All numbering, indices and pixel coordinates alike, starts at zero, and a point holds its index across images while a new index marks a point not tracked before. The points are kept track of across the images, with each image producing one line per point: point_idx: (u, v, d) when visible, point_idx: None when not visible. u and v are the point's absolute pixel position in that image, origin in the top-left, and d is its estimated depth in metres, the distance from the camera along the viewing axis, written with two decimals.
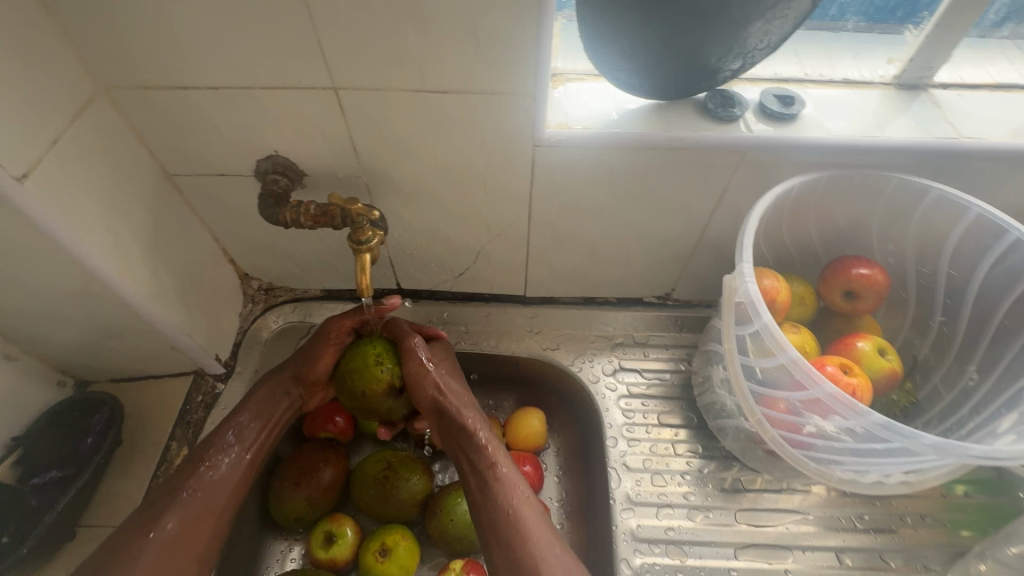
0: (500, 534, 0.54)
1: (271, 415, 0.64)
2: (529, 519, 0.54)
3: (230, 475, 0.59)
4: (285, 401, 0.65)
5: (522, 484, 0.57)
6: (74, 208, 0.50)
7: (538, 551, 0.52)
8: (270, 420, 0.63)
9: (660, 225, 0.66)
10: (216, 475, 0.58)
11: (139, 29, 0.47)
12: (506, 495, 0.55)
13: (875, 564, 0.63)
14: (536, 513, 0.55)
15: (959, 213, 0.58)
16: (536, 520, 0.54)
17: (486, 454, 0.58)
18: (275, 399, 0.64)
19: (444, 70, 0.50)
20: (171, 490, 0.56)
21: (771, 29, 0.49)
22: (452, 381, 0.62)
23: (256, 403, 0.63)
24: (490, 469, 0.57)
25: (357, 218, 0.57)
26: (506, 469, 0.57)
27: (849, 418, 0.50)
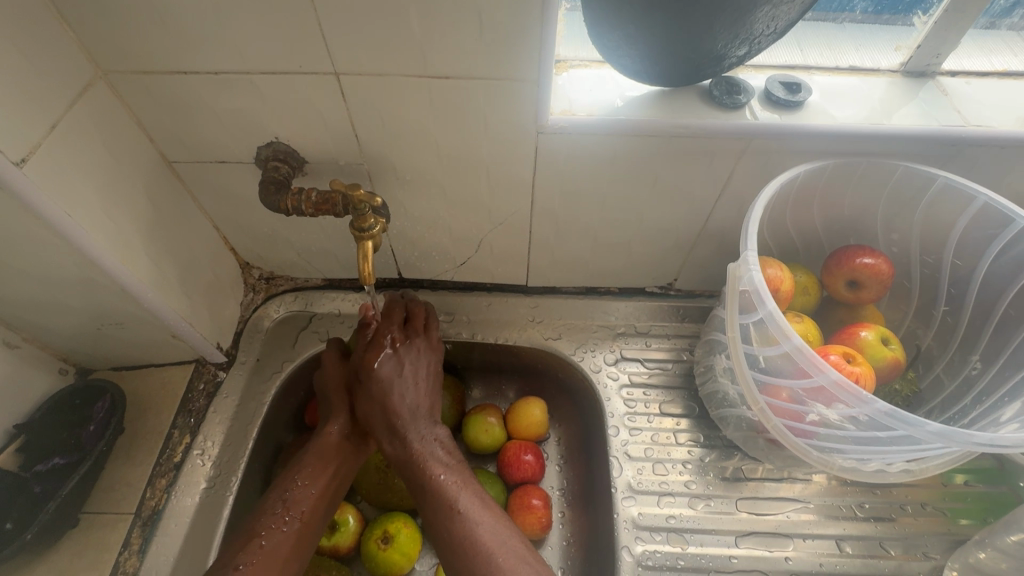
0: (451, 553, 0.52)
1: (325, 465, 0.61)
2: (481, 536, 0.52)
3: (287, 538, 0.55)
4: (339, 442, 0.62)
5: (470, 495, 0.56)
6: (74, 194, 0.49)
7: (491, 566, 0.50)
8: (324, 470, 0.60)
9: (663, 214, 0.65)
10: (273, 542, 0.54)
11: (137, 12, 0.47)
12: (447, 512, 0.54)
13: (875, 552, 0.63)
14: (487, 527, 0.53)
15: (965, 201, 0.58)
16: (488, 534, 0.53)
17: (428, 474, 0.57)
18: (324, 446, 0.61)
19: (448, 54, 0.49)
20: (224, 566, 0.52)
21: (779, 14, 0.49)
22: (399, 381, 0.61)
23: (306, 460, 0.60)
24: (438, 510, 0.55)
25: (359, 205, 0.56)
26: (459, 506, 0.54)
27: (852, 406, 0.50)
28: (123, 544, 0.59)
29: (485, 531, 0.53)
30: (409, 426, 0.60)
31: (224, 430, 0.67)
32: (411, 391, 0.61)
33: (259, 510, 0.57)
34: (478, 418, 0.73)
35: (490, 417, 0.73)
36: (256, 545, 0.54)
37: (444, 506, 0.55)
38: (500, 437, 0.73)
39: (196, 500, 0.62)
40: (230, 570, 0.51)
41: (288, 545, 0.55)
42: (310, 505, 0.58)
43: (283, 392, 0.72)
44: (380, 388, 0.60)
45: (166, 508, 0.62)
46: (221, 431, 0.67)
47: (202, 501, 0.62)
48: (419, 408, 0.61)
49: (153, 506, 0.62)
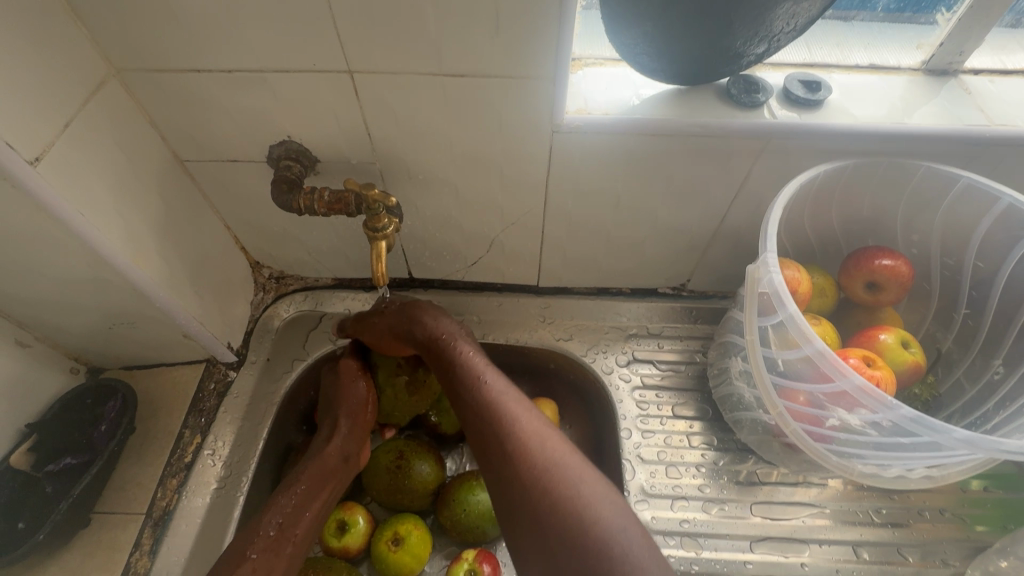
0: (478, 420, 0.54)
1: (324, 487, 0.59)
2: (508, 402, 0.55)
3: (281, 561, 0.53)
4: (337, 463, 0.61)
5: (518, 405, 0.55)
6: (87, 193, 0.49)
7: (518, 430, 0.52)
8: (323, 494, 0.59)
9: (677, 214, 0.64)
10: (269, 564, 0.53)
11: (151, 10, 0.46)
12: (473, 384, 0.56)
13: (891, 559, 0.62)
14: (513, 397, 0.55)
15: (988, 202, 0.57)
16: (540, 442, 0.51)
17: (475, 388, 0.56)
18: (325, 467, 0.60)
19: (463, 52, 0.48)
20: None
21: (799, 11, 0.48)
22: (436, 321, 0.62)
23: (306, 479, 0.59)
24: (465, 383, 0.56)
25: (373, 205, 0.55)
26: (485, 378, 0.56)
27: (876, 412, 0.49)
28: (134, 544, 0.59)
29: (510, 400, 0.55)
30: (433, 321, 0.61)
31: (234, 430, 0.66)
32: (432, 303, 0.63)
33: (253, 533, 0.54)
34: None
35: None
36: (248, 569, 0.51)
37: (493, 418, 0.54)
38: None
39: (206, 500, 0.62)
40: None
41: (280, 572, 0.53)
42: (305, 528, 0.57)
43: (293, 391, 0.71)
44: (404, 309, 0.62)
45: (177, 508, 0.61)
46: (232, 431, 0.66)
47: (213, 501, 0.62)
48: (442, 313, 0.63)
49: (163, 507, 0.61)
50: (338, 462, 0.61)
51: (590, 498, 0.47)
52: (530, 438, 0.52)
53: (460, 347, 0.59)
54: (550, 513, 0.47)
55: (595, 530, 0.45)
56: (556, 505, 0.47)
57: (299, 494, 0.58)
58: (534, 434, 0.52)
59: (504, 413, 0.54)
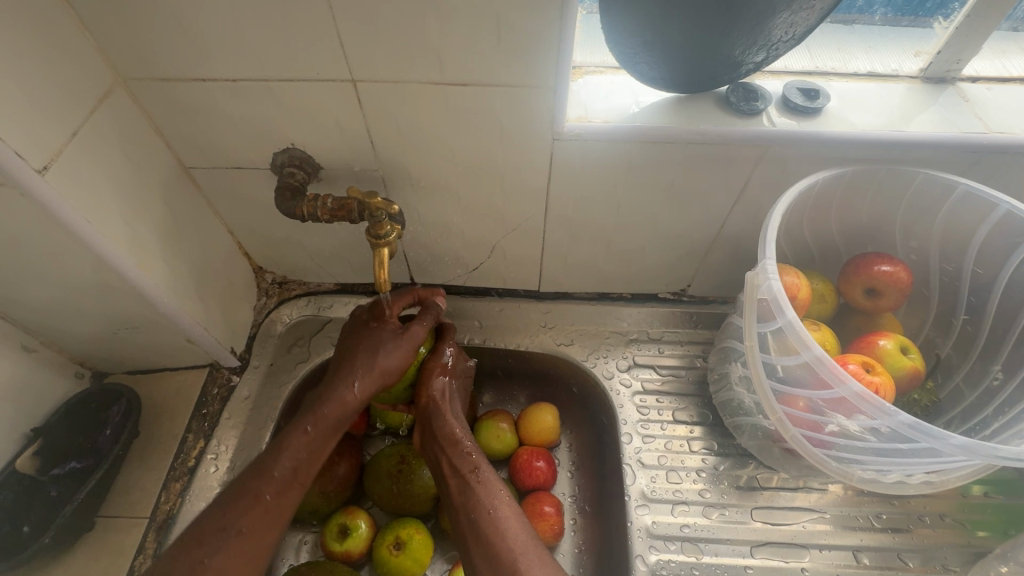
0: (485, 534, 0.54)
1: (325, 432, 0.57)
2: (518, 523, 0.55)
3: (281, 508, 0.54)
4: (336, 412, 0.58)
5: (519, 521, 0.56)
6: (93, 200, 0.50)
7: (527, 555, 0.53)
8: (318, 438, 0.57)
9: (677, 220, 0.65)
10: (274, 500, 0.54)
11: (158, 20, 0.47)
12: (487, 494, 0.57)
13: (892, 564, 0.62)
14: (519, 518, 0.56)
15: (987, 209, 0.57)
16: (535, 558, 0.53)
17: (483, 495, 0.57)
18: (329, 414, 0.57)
19: (464, 62, 0.49)
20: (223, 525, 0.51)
21: (797, 21, 0.48)
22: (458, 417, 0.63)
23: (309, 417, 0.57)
24: (481, 490, 0.57)
25: (376, 212, 0.55)
26: (501, 493, 0.58)
27: (874, 418, 0.49)
28: (138, 548, 0.60)
29: (519, 520, 0.56)
30: (459, 419, 0.64)
31: (237, 434, 0.67)
32: (458, 397, 0.66)
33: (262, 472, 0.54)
34: (490, 424, 0.72)
35: (502, 423, 0.73)
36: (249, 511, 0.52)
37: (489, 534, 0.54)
38: (512, 444, 0.73)
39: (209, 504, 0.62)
40: (220, 533, 0.51)
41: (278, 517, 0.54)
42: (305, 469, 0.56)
43: (296, 396, 0.72)
44: (443, 389, 0.64)
45: (180, 512, 0.62)
46: (235, 436, 0.67)
47: None
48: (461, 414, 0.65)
49: (167, 511, 0.62)
50: (336, 409, 0.58)
51: None
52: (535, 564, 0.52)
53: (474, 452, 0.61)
54: None
55: None
56: None
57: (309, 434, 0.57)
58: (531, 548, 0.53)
59: (511, 534, 0.54)
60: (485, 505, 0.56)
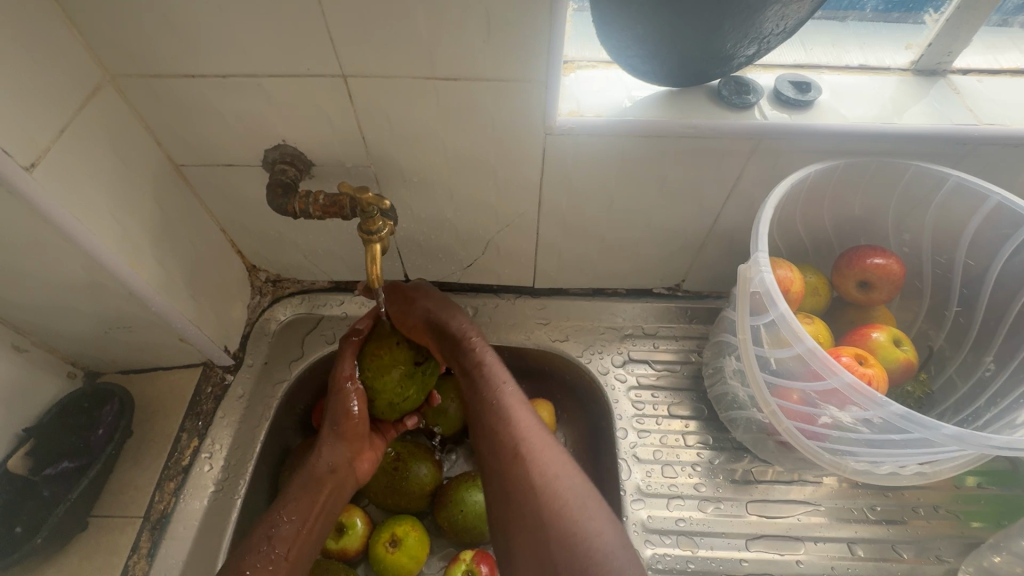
0: (489, 423, 0.56)
1: (312, 501, 0.57)
2: (518, 416, 0.56)
3: None
4: (328, 478, 0.59)
5: (542, 434, 0.56)
6: (82, 198, 0.49)
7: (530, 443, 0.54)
8: (311, 511, 0.57)
9: (671, 214, 0.65)
10: None
11: (145, 16, 0.47)
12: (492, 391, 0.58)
13: (887, 555, 0.62)
14: (523, 408, 0.57)
15: (978, 201, 0.57)
16: (561, 464, 0.53)
17: (500, 406, 0.57)
18: (315, 486, 0.58)
19: (455, 57, 0.49)
20: None
21: (788, 13, 0.48)
22: (477, 337, 0.61)
23: (291, 493, 0.57)
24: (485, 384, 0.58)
25: (367, 208, 0.55)
26: (503, 384, 0.58)
27: (866, 409, 0.49)
28: (132, 547, 0.59)
29: (519, 407, 0.57)
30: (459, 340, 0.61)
31: (231, 433, 0.67)
32: (458, 317, 0.62)
33: (246, 555, 0.52)
34: None
35: None
36: None
37: (516, 450, 0.54)
38: None
39: (204, 503, 0.62)
40: None
41: None
42: (297, 548, 0.55)
43: (291, 394, 0.72)
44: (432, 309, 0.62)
45: (174, 511, 0.62)
46: (229, 434, 0.67)
47: (210, 504, 0.62)
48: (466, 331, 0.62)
49: (161, 510, 0.62)
50: (333, 477, 0.59)
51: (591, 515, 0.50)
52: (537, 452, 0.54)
53: (521, 412, 0.56)
54: (551, 518, 0.49)
55: (597, 550, 0.47)
56: (556, 510, 0.50)
57: (302, 502, 0.57)
58: (564, 467, 0.53)
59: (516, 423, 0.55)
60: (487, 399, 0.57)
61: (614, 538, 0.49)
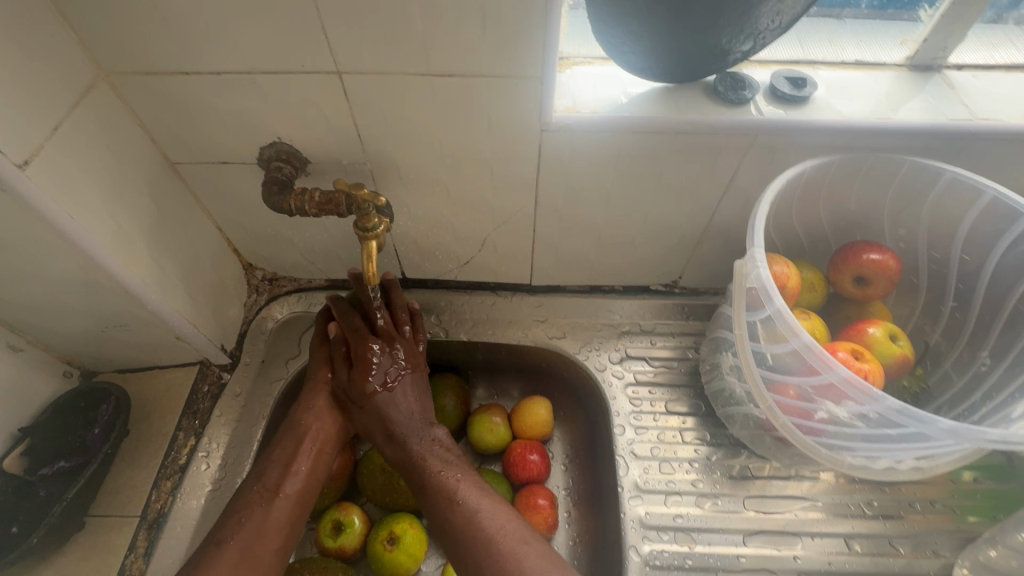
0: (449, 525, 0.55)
1: (297, 444, 0.60)
2: (474, 503, 0.55)
3: (268, 514, 0.55)
4: (312, 422, 0.61)
5: (509, 523, 0.54)
6: (76, 196, 0.49)
7: (490, 533, 0.53)
8: (297, 452, 0.59)
9: (667, 211, 0.65)
10: (253, 519, 0.54)
11: (138, 13, 0.47)
12: (446, 485, 0.57)
13: (883, 550, 0.63)
14: (480, 495, 0.56)
15: (973, 196, 0.58)
16: (534, 560, 0.51)
17: (462, 511, 0.54)
18: (298, 429, 0.60)
19: (450, 52, 0.49)
20: (211, 542, 0.52)
21: (783, 9, 0.48)
22: (417, 424, 0.61)
23: (279, 440, 0.60)
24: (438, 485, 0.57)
25: (362, 205, 0.55)
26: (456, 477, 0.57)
27: (862, 403, 0.50)
28: (129, 547, 0.59)
29: (477, 499, 0.55)
30: (405, 433, 0.61)
31: (228, 432, 0.67)
32: (408, 402, 0.62)
33: (240, 497, 0.56)
34: (483, 418, 0.72)
35: (495, 417, 0.73)
36: (239, 529, 0.53)
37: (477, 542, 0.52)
38: (505, 438, 0.73)
39: (201, 502, 0.62)
40: (214, 546, 0.52)
41: (276, 528, 0.55)
42: (286, 484, 0.57)
43: (288, 393, 0.72)
44: (379, 404, 0.61)
45: (171, 510, 0.61)
46: (226, 433, 0.66)
47: (208, 503, 0.62)
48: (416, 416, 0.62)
49: (158, 509, 0.61)
50: (315, 420, 0.61)
51: None
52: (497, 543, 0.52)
53: (475, 499, 0.55)
54: None
55: None
56: None
57: (289, 445, 0.59)
58: (526, 546, 0.52)
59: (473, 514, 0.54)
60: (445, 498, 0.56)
61: None
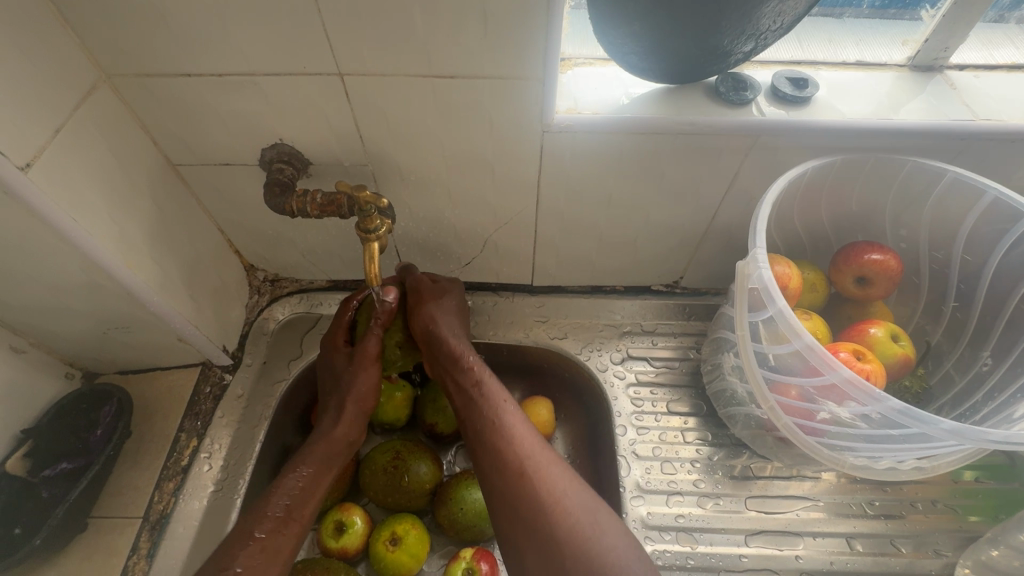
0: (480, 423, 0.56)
1: (326, 472, 0.58)
2: (510, 413, 0.57)
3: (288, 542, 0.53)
4: (341, 450, 0.60)
5: (568, 475, 0.53)
6: (78, 198, 0.49)
7: (524, 441, 0.54)
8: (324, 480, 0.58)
9: (668, 212, 0.65)
10: (276, 544, 0.52)
11: (139, 15, 0.47)
12: (485, 392, 0.58)
13: (885, 550, 0.63)
14: (516, 411, 0.57)
15: (974, 197, 0.58)
16: (565, 479, 0.53)
17: (500, 420, 0.56)
18: (329, 456, 0.59)
19: (452, 54, 0.49)
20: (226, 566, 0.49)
21: (785, 10, 0.48)
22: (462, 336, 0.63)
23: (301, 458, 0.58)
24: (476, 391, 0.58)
25: (365, 206, 0.55)
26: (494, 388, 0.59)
27: (865, 404, 0.50)
28: (132, 548, 0.59)
29: (513, 413, 0.57)
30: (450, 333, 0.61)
31: (230, 433, 0.67)
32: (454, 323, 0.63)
33: (263, 516, 0.53)
34: None
35: None
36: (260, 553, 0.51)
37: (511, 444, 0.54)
38: None
39: (203, 503, 0.62)
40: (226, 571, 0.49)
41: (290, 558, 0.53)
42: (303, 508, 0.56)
43: (290, 394, 0.72)
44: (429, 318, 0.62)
45: (174, 512, 0.62)
46: (228, 434, 0.67)
47: (210, 504, 0.62)
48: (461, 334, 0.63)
49: (161, 510, 0.62)
50: (344, 449, 0.60)
51: (600, 518, 0.50)
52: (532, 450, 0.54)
53: (512, 411, 0.57)
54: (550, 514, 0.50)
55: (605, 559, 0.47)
56: (551, 508, 0.50)
57: (316, 470, 0.58)
58: (559, 465, 0.54)
59: (509, 422, 0.56)
60: (482, 402, 0.57)
61: (625, 546, 0.49)
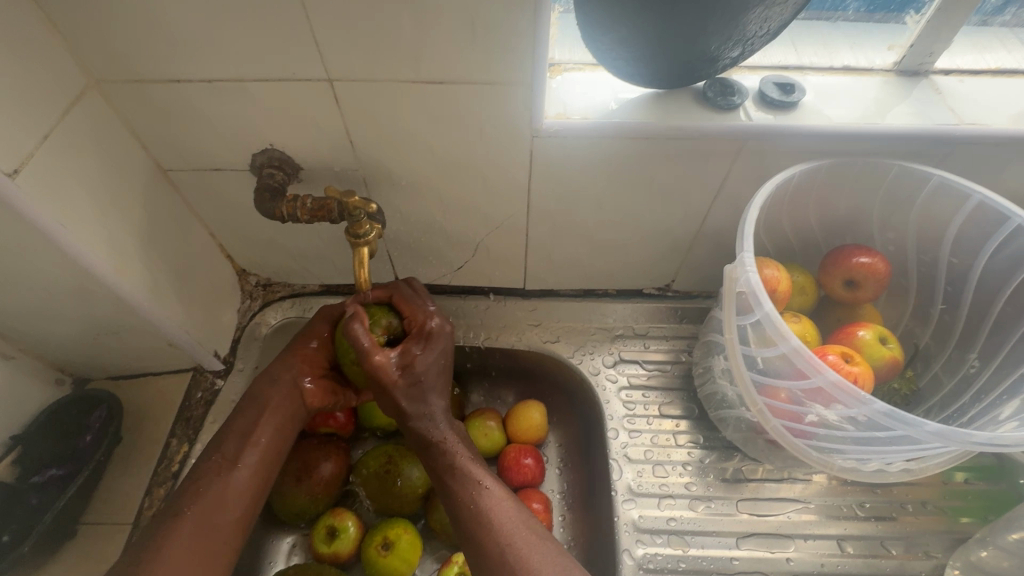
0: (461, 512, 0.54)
1: (258, 412, 0.58)
2: (488, 492, 0.54)
3: (224, 484, 0.54)
4: (274, 394, 0.59)
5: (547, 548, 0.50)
6: (67, 203, 0.49)
7: (503, 521, 0.52)
8: (255, 422, 0.58)
9: (659, 216, 0.65)
10: (208, 487, 0.54)
11: (128, 21, 0.47)
12: (465, 477, 0.55)
13: (876, 552, 0.63)
14: (495, 489, 0.55)
15: (960, 200, 0.58)
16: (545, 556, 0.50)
17: (477, 500, 0.54)
18: (259, 400, 0.59)
19: (441, 59, 0.49)
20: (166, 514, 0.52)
21: (771, 16, 0.48)
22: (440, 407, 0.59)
23: (240, 409, 0.59)
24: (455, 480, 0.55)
25: (354, 211, 0.56)
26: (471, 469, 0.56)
27: (851, 407, 0.50)
28: (122, 554, 0.59)
29: (491, 488, 0.55)
30: (422, 405, 0.58)
31: None
32: (430, 378, 0.58)
33: (199, 466, 0.55)
34: (477, 422, 0.72)
35: (489, 421, 0.72)
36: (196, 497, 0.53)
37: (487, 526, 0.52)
38: (500, 441, 0.73)
39: None
40: (172, 517, 0.52)
41: (234, 497, 0.54)
42: (245, 457, 0.56)
43: None
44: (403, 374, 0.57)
45: None
46: None
47: None
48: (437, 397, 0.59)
49: (150, 516, 0.61)
50: (280, 394, 0.59)
51: None
52: (509, 531, 0.51)
53: (490, 486, 0.55)
54: None
55: None
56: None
57: (250, 417, 0.58)
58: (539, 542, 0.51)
59: (486, 502, 0.53)
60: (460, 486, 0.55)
61: None
